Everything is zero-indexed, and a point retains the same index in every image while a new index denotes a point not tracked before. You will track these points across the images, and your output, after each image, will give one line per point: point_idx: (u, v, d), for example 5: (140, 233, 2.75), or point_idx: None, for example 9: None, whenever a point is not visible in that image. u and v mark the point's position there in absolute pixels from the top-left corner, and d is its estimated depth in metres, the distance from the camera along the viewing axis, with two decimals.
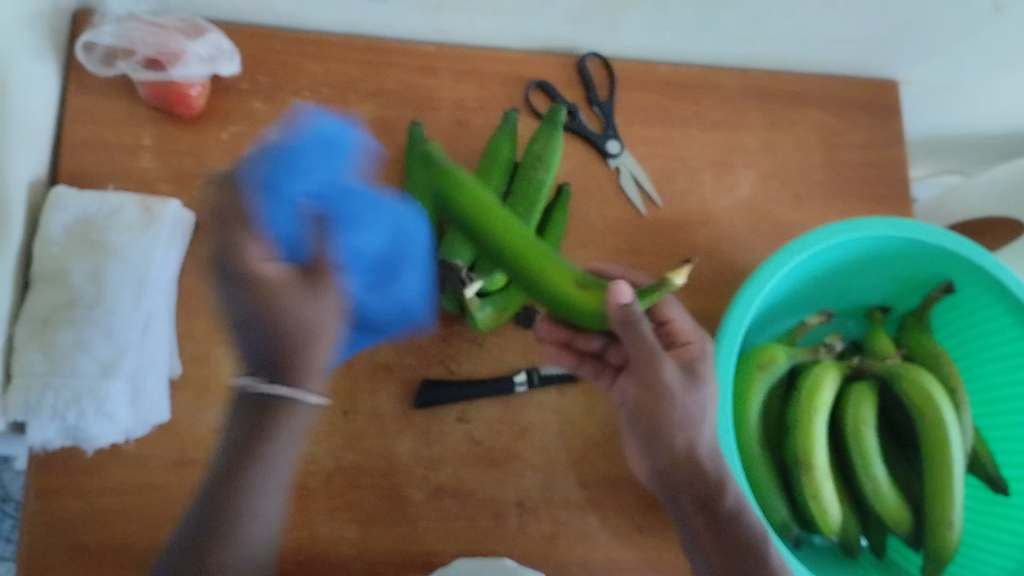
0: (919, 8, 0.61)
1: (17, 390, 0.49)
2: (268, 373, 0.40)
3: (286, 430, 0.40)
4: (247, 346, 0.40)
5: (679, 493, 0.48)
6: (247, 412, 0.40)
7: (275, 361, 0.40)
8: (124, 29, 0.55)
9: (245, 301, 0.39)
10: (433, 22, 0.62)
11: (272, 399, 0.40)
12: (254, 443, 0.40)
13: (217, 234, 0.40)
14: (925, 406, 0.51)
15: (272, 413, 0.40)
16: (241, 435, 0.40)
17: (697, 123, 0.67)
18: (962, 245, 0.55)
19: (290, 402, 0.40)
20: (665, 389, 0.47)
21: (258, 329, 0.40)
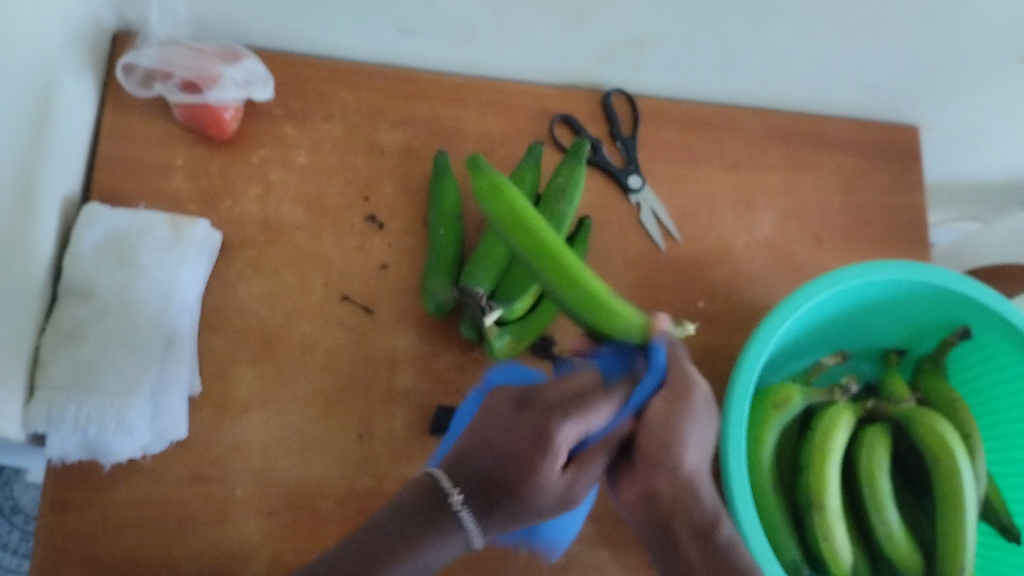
0: (945, 57, 0.62)
1: (40, 402, 0.50)
2: (474, 497, 0.40)
3: (447, 545, 0.39)
4: (464, 451, 0.41)
5: None
6: (429, 506, 0.39)
7: (504, 492, 0.40)
8: (164, 52, 0.57)
9: (516, 446, 0.40)
10: (463, 56, 0.63)
11: (455, 516, 0.39)
12: (417, 536, 0.38)
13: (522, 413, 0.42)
14: (939, 451, 0.51)
15: (449, 521, 0.39)
16: (400, 525, 0.39)
17: (719, 161, 0.68)
18: (980, 292, 0.55)
19: (456, 525, 0.39)
20: None
21: (492, 451, 0.40)
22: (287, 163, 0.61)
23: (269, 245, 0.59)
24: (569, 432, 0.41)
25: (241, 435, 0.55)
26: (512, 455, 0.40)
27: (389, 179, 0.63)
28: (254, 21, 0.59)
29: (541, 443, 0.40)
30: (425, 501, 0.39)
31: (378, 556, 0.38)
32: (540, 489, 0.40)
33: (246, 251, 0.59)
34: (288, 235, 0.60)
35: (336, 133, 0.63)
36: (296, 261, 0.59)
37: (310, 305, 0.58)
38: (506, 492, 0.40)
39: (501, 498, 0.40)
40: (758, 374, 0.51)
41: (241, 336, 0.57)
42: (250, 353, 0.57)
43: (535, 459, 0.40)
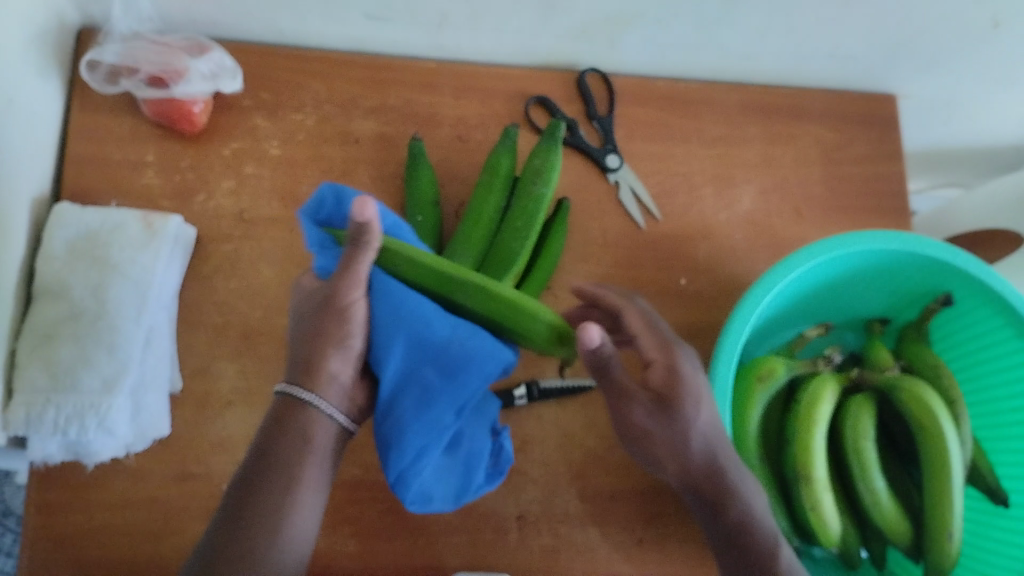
0: (920, 24, 0.62)
1: (18, 406, 0.49)
2: (304, 382, 0.43)
3: (308, 433, 0.42)
4: (291, 357, 0.44)
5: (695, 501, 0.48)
6: (272, 421, 0.43)
7: (313, 360, 0.43)
8: (128, 47, 0.56)
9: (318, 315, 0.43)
10: (435, 41, 0.63)
11: (300, 404, 0.42)
12: (276, 440, 0.42)
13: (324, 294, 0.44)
14: (924, 419, 0.51)
15: (292, 413, 0.42)
16: (260, 443, 0.42)
17: (697, 138, 0.68)
18: (962, 259, 0.55)
19: (303, 406, 0.42)
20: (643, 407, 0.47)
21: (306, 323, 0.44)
22: (260, 155, 0.60)
23: (245, 239, 0.59)
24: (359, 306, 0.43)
25: (224, 431, 0.54)
26: (317, 317, 0.43)
27: (365, 167, 0.62)
28: (220, 13, 0.58)
29: (331, 298, 0.43)
30: (274, 415, 0.43)
31: (257, 470, 0.41)
32: (336, 343, 0.43)
33: (223, 245, 0.58)
34: (264, 228, 0.59)
35: (309, 123, 0.62)
36: (274, 254, 0.59)
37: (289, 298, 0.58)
38: (322, 358, 0.43)
39: (319, 362, 0.43)
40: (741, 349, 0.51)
41: (222, 332, 0.56)
42: (230, 349, 0.56)
43: (326, 317, 0.43)
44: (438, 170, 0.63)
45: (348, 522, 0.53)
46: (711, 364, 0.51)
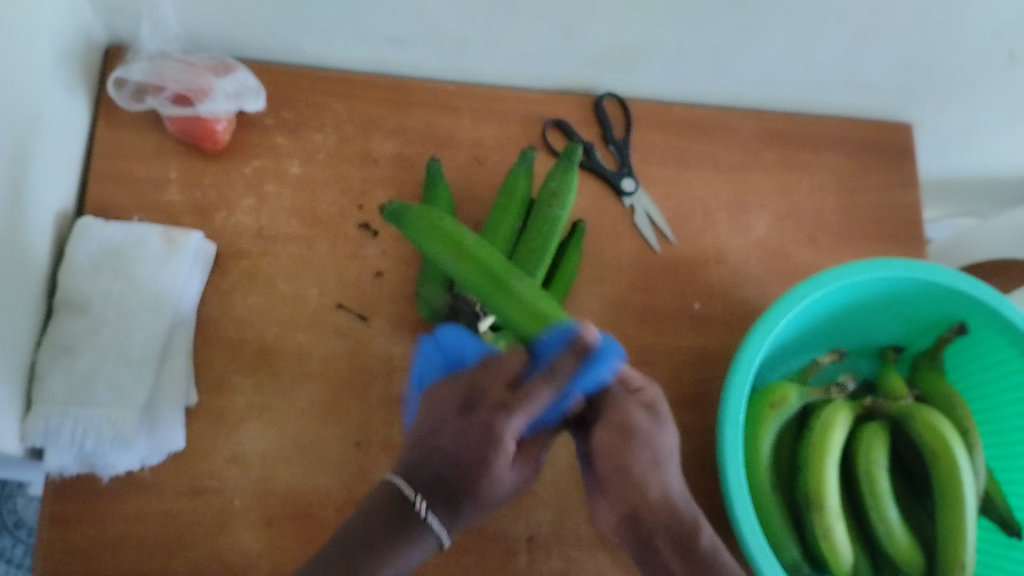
0: (936, 56, 0.62)
1: (36, 416, 0.50)
2: (434, 498, 0.46)
3: (415, 548, 0.45)
4: (415, 456, 0.48)
5: (653, 536, 0.48)
6: (388, 524, 0.45)
7: (451, 492, 0.47)
8: (155, 65, 0.57)
9: (474, 452, 0.47)
10: (455, 64, 0.64)
11: (421, 521, 0.46)
12: (382, 545, 0.44)
13: (469, 441, 0.46)
14: (938, 449, 0.51)
15: (408, 532, 0.45)
16: (378, 512, 0.46)
17: (711, 163, 0.68)
18: (976, 288, 0.55)
19: (423, 527, 0.45)
20: (634, 431, 0.48)
21: (451, 456, 0.47)
22: (280, 173, 0.61)
23: (264, 256, 0.59)
24: (513, 433, 0.47)
25: (238, 447, 0.55)
26: (475, 455, 0.46)
27: (383, 187, 0.63)
28: (246, 33, 0.59)
29: (496, 444, 0.45)
30: (387, 509, 0.46)
31: (360, 557, 0.44)
32: (491, 484, 0.47)
33: (241, 262, 0.59)
34: (283, 245, 0.60)
35: (329, 143, 0.63)
36: (291, 271, 0.59)
37: (305, 315, 0.58)
38: (461, 494, 0.47)
39: (461, 501, 0.47)
40: (754, 374, 0.51)
41: (237, 348, 0.57)
42: (245, 364, 0.57)
43: (489, 456, 0.47)
44: (455, 191, 0.64)
45: None
46: (725, 388, 0.51)
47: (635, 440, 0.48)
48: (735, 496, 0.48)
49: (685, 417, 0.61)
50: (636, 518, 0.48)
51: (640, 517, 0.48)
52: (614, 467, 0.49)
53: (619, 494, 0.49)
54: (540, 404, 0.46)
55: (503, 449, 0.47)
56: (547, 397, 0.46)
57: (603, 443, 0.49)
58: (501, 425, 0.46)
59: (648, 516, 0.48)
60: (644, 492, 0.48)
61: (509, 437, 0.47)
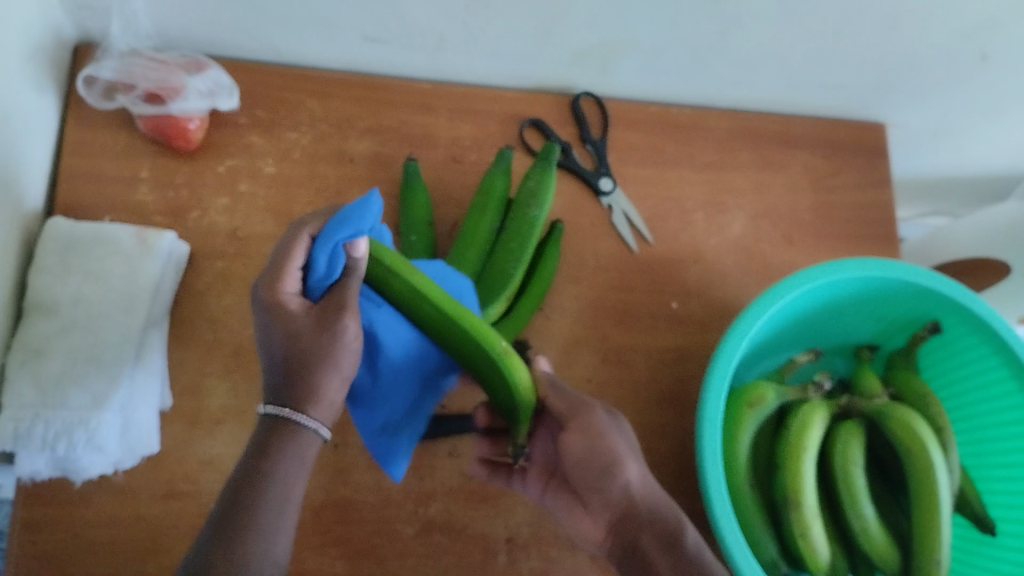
0: (910, 56, 0.63)
1: (5, 420, 0.48)
2: (277, 396, 0.40)
3: (292, 453, 0.39)
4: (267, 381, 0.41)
5: (641, 532, 0.47)
6: (255, 437, 0.39)
7: (282, 371, 0.39)
8: (126, 64, 0.56)
9: (271, 323, 0.40)
10: (432, 63, 0.63)
11: (276, 421, 0.39)
12: (255, 460, 0.38)
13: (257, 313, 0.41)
14: (913, 446, 0.51)
15: (279, 432, 0.39)
16: (255, 445, 0.39)
17: (689, 163, 0.68)
18: (949, 287, 0.55)
19: (282, 422, 0.39)
20: (602, 427, 0.48)
21: (263, 346, 0.40)
22: (255, 172, 0.61)
23: (238, 256, 0.59)
24: (288, 291, 0.41)
25: (213, 450, 0.54)
26: (273, 321, 0.40)
27: (359, 186, 0.62)
28: (219, 30, 0.58)
29: (274, 302, 0.40)
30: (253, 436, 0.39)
31: (240, 489, 0.38)
32: (302, 348, 0.39)
33: (215, 262, 0.58)
34: (258, 245, 0.59)
35: (305, 141, 0.62)
36: (267, 270, 0.59)
37: None
38: (290, 371, 0.39)
39: (292, 375, 0.39)
40: (732, 375, 0.51)
41: (212, 349, 0.56)
42: (220, 366, 0.56)
43: (280, 324, 0.40)
44: (433, 192, 0.64)
45: (336, 543, 0.53)
46: (704, 386, 0.51)
47: (604, 440, 0.48)
48: (713, 491, 0.48)
49: (664, 416, 0.61)
50: (622, 518, 0.48)
51: (628, 515, 0.48)
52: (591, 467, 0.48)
53: (603, 498, 0.49)
54: (296, 259, 0.41)
55: (286, 347, 0.39)
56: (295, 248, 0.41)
57: (575, 451, 0.48)
58: (277, 277, 0.41)
59: (631, 521, 0.48)
60: (619, 487, 0.48)
61: (285, 294, 0.41)
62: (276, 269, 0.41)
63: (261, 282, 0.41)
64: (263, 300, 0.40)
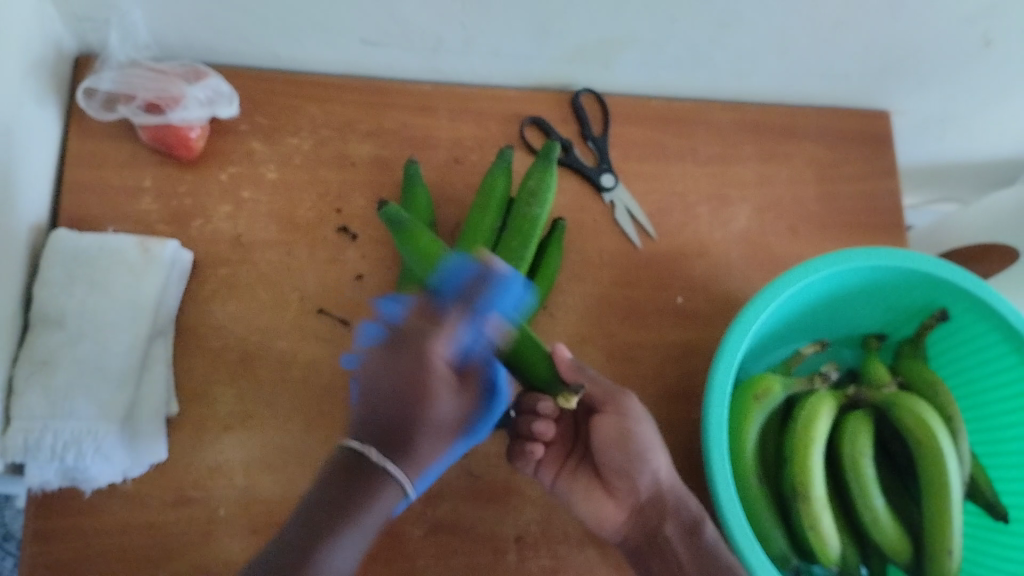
0: (912, 42, 0.62)
1: (16, 432, 0.49)
2: (384, 445, 0.37)
3: (374, 510, 0.36)
4: (365, 411, 0.38)
5: (662, 521, 0.51)
6: (342, 476, 0.37)
7: (399, 424, 0.38)
8: (125, 75, 0.57)
9: (412, 377, 0.38)
10: (430, 64, 0.63)
11: (379, 474, 0.37)
12: (337, 507, 0.36)
13: (391, 360, 0.39)
14: (922, 435, 0.51)
15: (370, 485, 0.36)
16: (339, 486, 0.36)
17: (692, 157, 0.68)
18: (955, 275, 0.55)
19: (380, 477, 0.37)
20: (634, 416, 0.51)
21: (386, 394, 0.38)
22: (257, 179, 0.61)
23: (242, 263, 0.59)
24: (439, 353, 0.39)
25: (223, 455, 0.54)
26: (412, 379, 0.38)
27: (361, 190, 0.62)
28: (217, 39, 0.59)
29: (426, 360, 0.39)
30: (339, 474, 0.37)
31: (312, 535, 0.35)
32: (436, 411, 0.39)
33: (220, 269, 0.58)
34: (261, 251, 0.59)
35: (305, 147, 0.62)
36: (271, 275, 0.59)
37: (285, 321, 0.58)
38: (414, 431, 0.38)
39: (411, 433, 0.38)
40: (737, 368, 0.51)
41: (218, 356, 0.56)
42: (226, 373, 0.56)
43: (423, 387, 0.38)
44: (434, 194, 0.64)
45: None
46: (709, 381, 0.51)
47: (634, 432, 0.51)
48: (721, 485, 0.48)
49: (671, 411, 0.61)
50: (645, 506, 0.51)
51: (651, 504, 0.51)
52: (620, 454, 0.51)
53: (630, 484, 0.51)
54: (445, 339, 0.40)
55: (428, 413, 0.39)
56: (457, 322, 0.40)
57: (608, 436, 0.51)
58: (433, 334, 0.39)
59: (656, 507, 0.51)
60: (648, 480, 0.51)
61: (436, 352, 0.39)
62: (424, 336, 0.39)
63: (410, 330, 0.40)
64: (410, 350, 0.39)
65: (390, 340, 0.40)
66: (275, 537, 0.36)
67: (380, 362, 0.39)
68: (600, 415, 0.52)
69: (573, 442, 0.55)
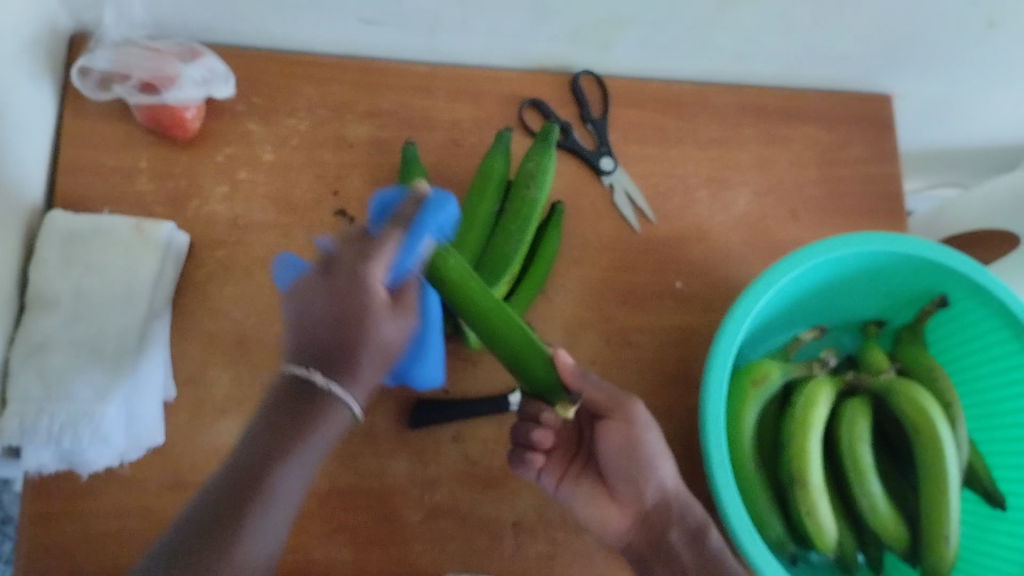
0: (916, 25, 0.62)
1: (12, 415, 0.49)
2: (325, 363, 0.37)
3: (323, 429, 0.37)
4: (302, 334, 0.38)
5: (665, 530, 0.51)
6: (287, 403, 0.37)
7: (343, 343, 0.37)
8: (120, 53, 0.56)
9: (350, 307, 0.38)
10: (429, 45, 0.62)
11: (325, 395, 0.37)
12: (286, 434, 0.36)
13: (330, 290, 0.38)
14: (919, 421, 0.51)
15: (314, 399, 0.37)
16: (280, 409, 0.37)
17: (692, 140, 0.68)
18: (955, 260, 0.55)
19: (329, 395, 0.37)
20: (639, 425, 0.51)
21: (320, 320, 0.38)
22: (253, 160, 0.60)
23: (238, 245, 0.58)
24: (377, 270, 0.39)
25: (220, 439, 0.54)
26: (357, 307, 0.38)
27: (358, 172, 0.62)
28: (213, 18, 0.58)
29: (364, 281, 0.38)
30: (282, 402, 0.37)
31: (265, 459, 0.36)
32: (402, 357, 0.43)
33: (216, 251, 0.58)
34: (258, 233, 0.59)
35: (302, 127, 0.62)
36: (267, 258, 0.59)
37: (282, 304, 0.58)
38: (354, 352, 0.37)
39: (354, 357, 0.37)
40: (735, 353, 0.51)
41: (215, 339, 0.56)
42: (224, 355, 0.56)
43: (359, 306, 0.38)
44: (432, 176, 0.63)
45: (344, 529, 0.53)
46: (707, 367, 0.51)
47: (640, 444, 0.51)
48: (719, 470, 0.48)
49: (669, 396, 0.61)
50: (649, 515, 0.51)
51: (655, 512, 0.51)
52: (624, 461, 0.51)
53: (636, 490, 0.51)
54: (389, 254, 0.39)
55: (364, 304, 0.38)
56: (395, 243, 0.40)
57: (614, 443, 0.51)
58: (362, 255, 0.39)
59: (662, 514, 0.51)
60: (651, 486, 0.51)
61: (373, 280, 0.39)
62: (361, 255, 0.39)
63: (352, 259, 0.39)
64: (344, 272, 0.39)
65: (322, 268, 0.39)
66: (217, 471, 0.37)
67: (316, 299, 0.38)
68: (606, 423, 0.52)
69: (577, 447, 0.55)
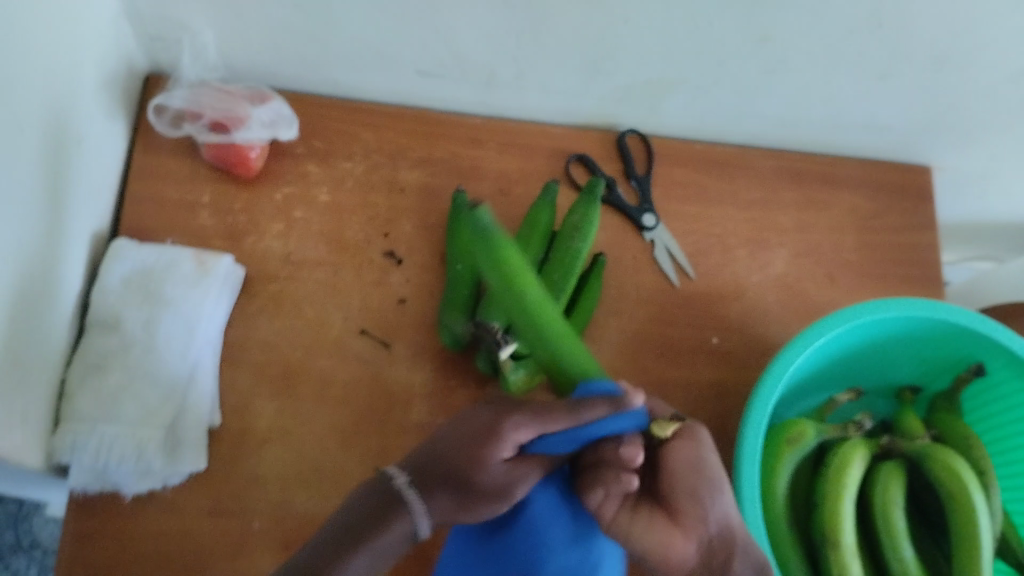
0: (957, 99, 0.63)
1: (65, 431, 0.51)
2: (431, 483, 0.42)
3: (396, 535, 0.41)
4: (432, 452, 0.43)
5: (730, 559, 0.44)
6: (376, 497, 0.42)
7: (460, 480, 0.42)
8: (195, 94, 0.60)
9: (467, 450, 0.42)
10: (483, 98, 0.65)
11: (405, 504, 0.41)
12: (363, 532, 0.41)
13: (459, 451, 0.42)
14: (952, 487, 0.51)
15: (393, 508, 0.41)
16: (366, 505, 0.42)
17: (732, 201, 0.69)
18: (994, 330, 0.55)
19: (407, 510, 0.41)
20: (704, 444, 0.47)
21: (452, 445, 0.43)
22: (309, 200, 0.63)
23: (291, 279, 0.61)
24: (523, 434, 0.42)
25: (261, 467, 0.56)
26: (472, 448, 0.42)
27: (408, 216, 0.64)
28: (281, 64, 0.61)
29: (499, 439, 0.42)
30: (375, 493, 0.42)
31: (333, 558, 0.40)
32: (484, 474, 0.42)
33: (268, 285, 0.60)
34: (310, 270, 0.61)
35: (357, 171, 0.64)
36: (317, 294, 0.61)
37: (328, 340, 0.60)
38: (455, 479, 0.42)
39: (463, 490, 0.42)
40: (770, 412, 0.52)
41: (263, 369, 0.58)
42: (270, 386, 0.58)
43: (478, 455, 0.42)
44: None
45: None
46: (742, 422, 0.52)
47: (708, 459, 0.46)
48: (753, 526, 0.48)
49: None
50: (711, 544, 0.45)
51: (720, 539, 0.45)
52: (692, 480, 0.46)
53: (701, 514, 0.45)
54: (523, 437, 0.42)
55: (479, 481, 0.42)
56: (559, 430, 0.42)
57: (682, 462, 0.46)
58: (486, 440, 0.42)
59: (725, 546, 0.45)
60: (716, 511, 0.45)
61: (497, 457, 0.42)
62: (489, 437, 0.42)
63: (476, 424, 0.43)
64: (467, 458, 0.42)
65: (460, 421, 0.44)
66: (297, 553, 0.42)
67: (426, 461, 0.43)
68: (675, 442, 0.47)
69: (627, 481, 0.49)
